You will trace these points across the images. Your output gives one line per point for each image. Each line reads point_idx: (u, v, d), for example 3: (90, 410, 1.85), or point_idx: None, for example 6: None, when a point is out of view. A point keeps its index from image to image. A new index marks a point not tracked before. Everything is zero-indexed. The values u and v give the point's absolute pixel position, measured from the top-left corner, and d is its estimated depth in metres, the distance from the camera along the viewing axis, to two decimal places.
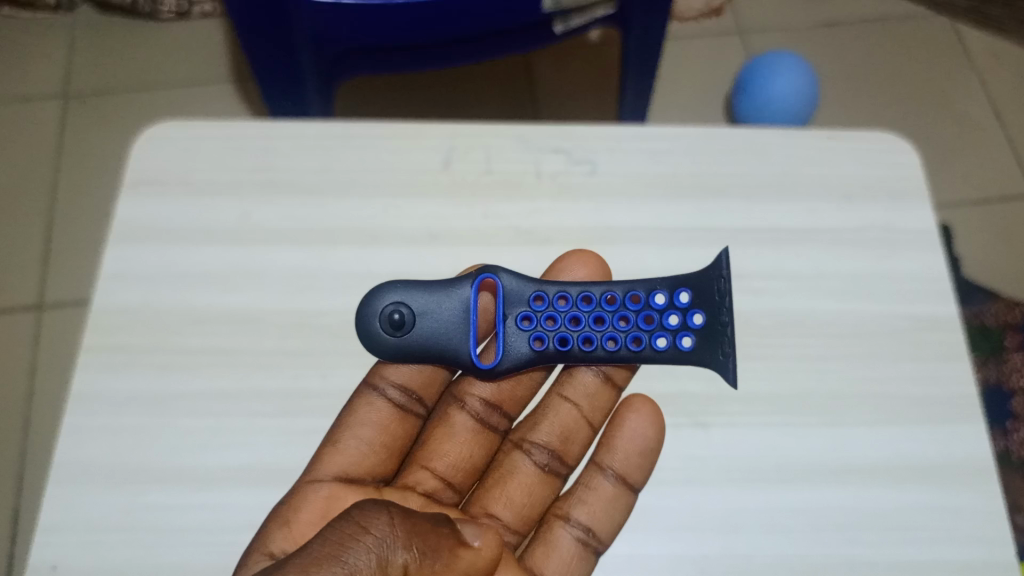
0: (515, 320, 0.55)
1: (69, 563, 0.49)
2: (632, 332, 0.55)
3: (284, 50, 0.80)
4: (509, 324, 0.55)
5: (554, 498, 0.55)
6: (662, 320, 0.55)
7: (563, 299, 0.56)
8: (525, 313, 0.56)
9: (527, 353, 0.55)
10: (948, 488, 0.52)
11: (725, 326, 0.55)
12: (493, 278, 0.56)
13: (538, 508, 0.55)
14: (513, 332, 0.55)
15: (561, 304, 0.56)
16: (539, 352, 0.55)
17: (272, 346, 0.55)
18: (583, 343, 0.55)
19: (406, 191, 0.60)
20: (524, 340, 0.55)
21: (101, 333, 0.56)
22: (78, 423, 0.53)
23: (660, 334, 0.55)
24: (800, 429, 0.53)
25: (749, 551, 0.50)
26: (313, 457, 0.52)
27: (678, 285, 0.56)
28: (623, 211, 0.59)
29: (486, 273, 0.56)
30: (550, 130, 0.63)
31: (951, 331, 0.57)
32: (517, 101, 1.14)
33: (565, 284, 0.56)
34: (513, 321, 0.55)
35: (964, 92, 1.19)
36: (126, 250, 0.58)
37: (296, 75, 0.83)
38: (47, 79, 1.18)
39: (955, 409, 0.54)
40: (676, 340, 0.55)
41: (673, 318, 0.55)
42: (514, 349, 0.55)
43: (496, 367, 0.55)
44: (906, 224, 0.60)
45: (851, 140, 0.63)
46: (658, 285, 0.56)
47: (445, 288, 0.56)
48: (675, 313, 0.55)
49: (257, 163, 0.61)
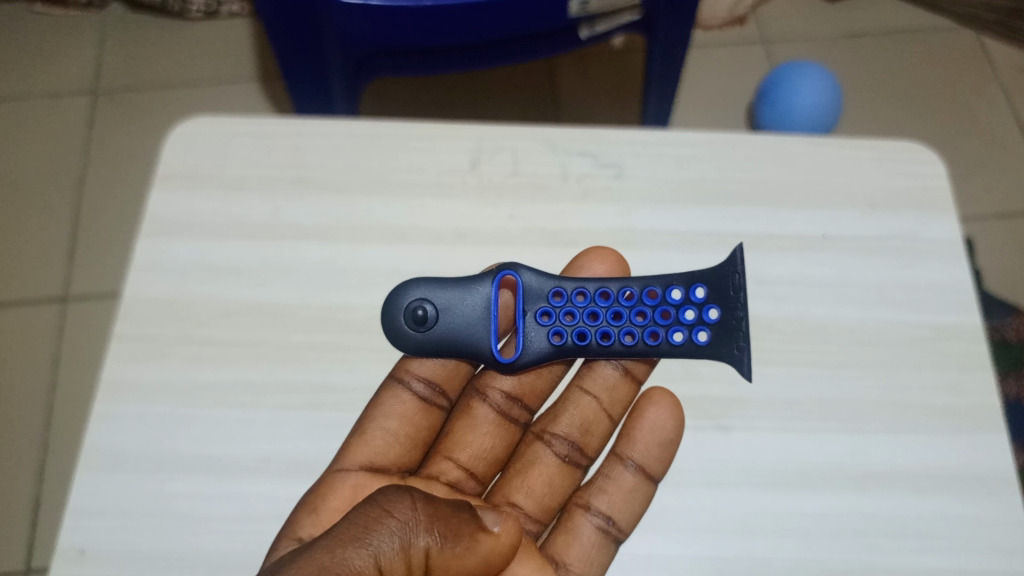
0: (534, 316, 0.56)
1: (97, 548, 0.50)
2: (650, 327, 0.55)
3: (315, 55, 0.82)
4: (528, 320, 0.56)
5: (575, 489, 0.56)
6: (679, 317, 0.55)
7: (582, 295, 0.56)
8: (544, 308, 0.56)
9: (546, 348, 0.56)
10: (967, 499, 0.52)
11: (740, 321, 0.55)
12: (512, 274, 0.56)
13: (558, 496, 0.56)
14: (532, 327, 0.56)
15: (579, 299, 0.56)
16: (558, 348, 0.56)
17: (300, 340, 0.56)
18: (600, 338, 0.56)
19: (433, 191, 0.61)
20: (543, 336, 0.56)
21: (132, 324, 0.57)
22: (109, 412, 0.54)
23: (676, 329, 0.55)
24: (820, 435, 0.53)
25: (766, 554, 0.50)
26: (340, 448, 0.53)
27: (695, 281, 0.56)
28: (647, 215, 0.60)
29: (506, 270, 0.56)
30: (577, 134, 0.63)
31: (973, 341, 0.57)
32: (540, 106, 1.15)
33: (583, 280, 0.56)
34: (532, 316, 0.56)
35: (988, 104, 1.19)
36: (158, 243, 0.59)
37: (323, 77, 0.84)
38: (76, 77, 1.20)
39: (976, 420, 0.54)
40: (693, 335, 0.55)
41: (690, 313, 0.55)
42: (533, 344, 0.56)
43: (516, 362, 0.56)
44: (930, 235, 0.60)
45: (876, 149, 0.63)
46: (675, 281, 0.56)
47: (467, 285, 0.56)
48: (691, 308, 0.56)
49: (288, 160, 0.62)
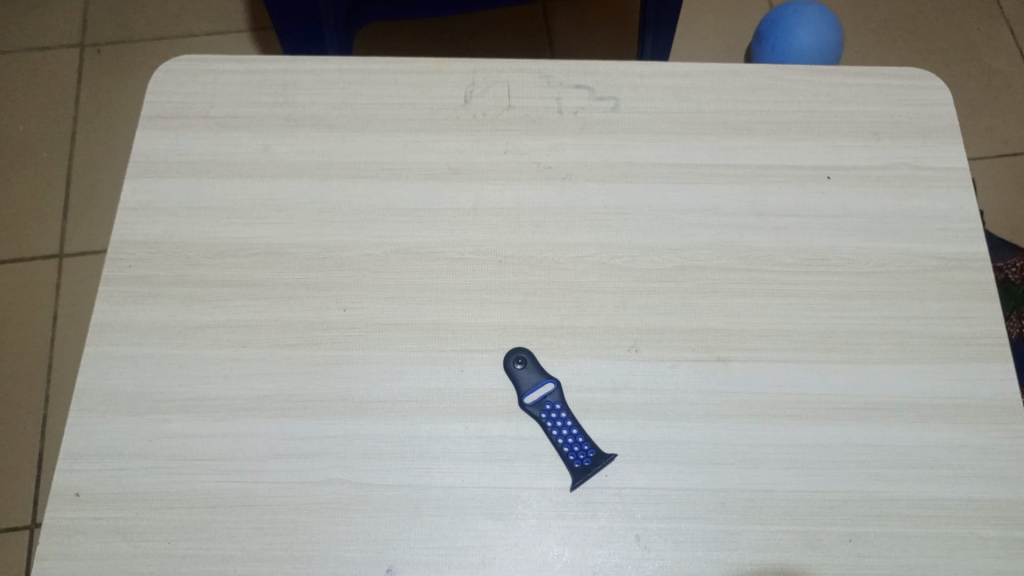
0: (535, 225, 0.57)
1: (90, 490, 0.49)
2: (653, 235, 0.56)
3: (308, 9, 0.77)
4: (530, 227, 0.57)
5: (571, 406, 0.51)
6: (671, 198, 0.58)
7: (584, 207, 0.57)
8: (545, 215, 0.57)
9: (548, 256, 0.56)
10: (973, 427, 0.51)
11: (744, 230, 0.57)
12: (513, 194, 0.58)
13: (568, 403, 0.51)
14: (534, 235, 0.56)
15: (580, 208, 0.57)
16: (564, 230, 0.57)
17: (293, 278, 0.55)
18: (602, 246, 0.56)
19: (427, 126, 0.60)
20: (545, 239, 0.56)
21: (121, 266, 0.55)
22: (100, 353, 0.52)
23: (679, 238, 0.56)
24: (823, 367, 0.52)
25: (769, 485, 0.49)
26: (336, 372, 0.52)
27: (695, 191, 0.58)
28: (645, 149, 0.59)
29: (507, 190, 0.58)
30: (573, 67, 0.63)
31: (978, 270, 0.56)
32: (536, 51, 1.13)
33: (587, 190, 0.58)
34: (533, 225, 0.57)
35: (993, 43, 1.16)
36: (147, 183, 0.58)
37: (316, 34, 0.80)
38: (63, 32, 1.17)
39: (981, 349, 0.53)
40: (696, 244, 0.56)
41: (693, 221, 0.57)
42: (537, 251, 0.56)
43: (521, 261, 0.56)
44: (934, 164, 0.59)
45: (879, 77, 0.63)
46: (676, 192, 0.58)
47: (468, 203, 0.57)
48: (693, 215, 0.57)
49: (279, 97, 0.61)
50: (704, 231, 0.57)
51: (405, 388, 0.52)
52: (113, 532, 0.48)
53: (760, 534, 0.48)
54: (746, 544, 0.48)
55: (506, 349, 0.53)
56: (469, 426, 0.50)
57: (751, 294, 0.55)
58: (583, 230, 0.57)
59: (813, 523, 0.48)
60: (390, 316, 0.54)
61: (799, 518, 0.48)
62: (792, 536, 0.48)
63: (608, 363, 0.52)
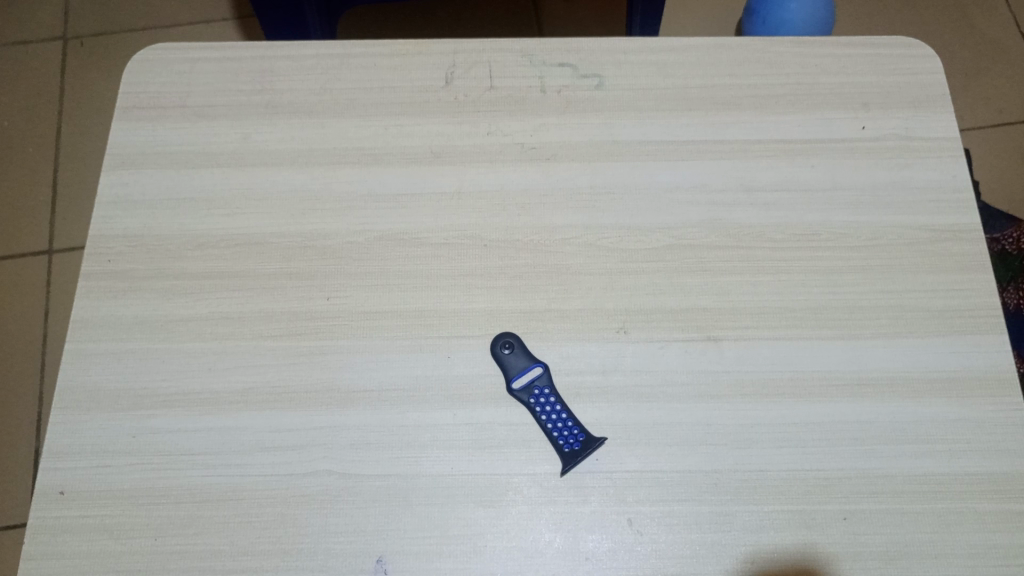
0: (520, 209, 0.56)
1: (76, 487, 0.48)
2: (641, 215, 0.55)
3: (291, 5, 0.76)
4: (514, 211, 0.56)
5: (561, 389, 0.50)
6: (659, 177, 0.56)
7: (569, 188, 0.56)
8: (529, 199, 0.56)
9: (534, 239, 0.55)
10: (968, 401, 0.50)
11: (733, 208, 0.56)
12: (496, 177, 0.57)
13: (557, 388, 0.50)
14: (519, 218, 0.55)
15: (564, 188, 0.56)
16: (550, 212, 0.56)
17: (275, 269, 0.54)
18: (590, 228, 0.55)
19: (409, 109, 0.59)
20: (531, 222, 0.55)
21: (100, 260, 0.54)
22: (81, 348, 0.52)
23: (668, 218, 0.55)
24: (815, 344, 0.52)
25: (763, 465, 0.48)
26: (321, 363, 0.51)
27: (683, 169, 0.57)
28: (630, 126, 0.58)
29: (491, 174, 0.57)
30: (555, 45, 0.62)
31: (971, 241, 0.55)
32: (523, 30, 1.11)
33: (573, 171, 0.57)
34: (517, 208, 0.56)
35: (987, 12, 1.15)
36: (125, 174, 0.57)
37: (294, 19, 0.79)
38: (44, 25, 1.15)
39: (976, 321, 0.53)
40: (685, 223, 0.55)
41: (682, 199, 0.56)
42: (522, 234, 0.55)
43: (507, 246, 0.55)
44: (925, 134, 0.58)
45: (869, 47, 0.61)
46: (663, 170, 0.57)
47: (452, 188, 0.56)
48: (682, 193, 0.56)
49: (256, 85, 0.60)
50: (692, 209, 0.56)
51: (392, 376, 0.51)
52: (100, 530, 0.47)
53: (754, 515, 0.47)
54: (740, 524, 0.47)
55: (494, 335, 0.52)
56: (458, 413, 0.50)
57: (741, 272, 0.54)
58: (569, 212, 0.56)
59: (807, 502, 0.47)
60: (375, 305, 0.53)
61: (795, 498, 0.48)
62: (787, 515, 0.47)
63: (597, 346, 0.52)
